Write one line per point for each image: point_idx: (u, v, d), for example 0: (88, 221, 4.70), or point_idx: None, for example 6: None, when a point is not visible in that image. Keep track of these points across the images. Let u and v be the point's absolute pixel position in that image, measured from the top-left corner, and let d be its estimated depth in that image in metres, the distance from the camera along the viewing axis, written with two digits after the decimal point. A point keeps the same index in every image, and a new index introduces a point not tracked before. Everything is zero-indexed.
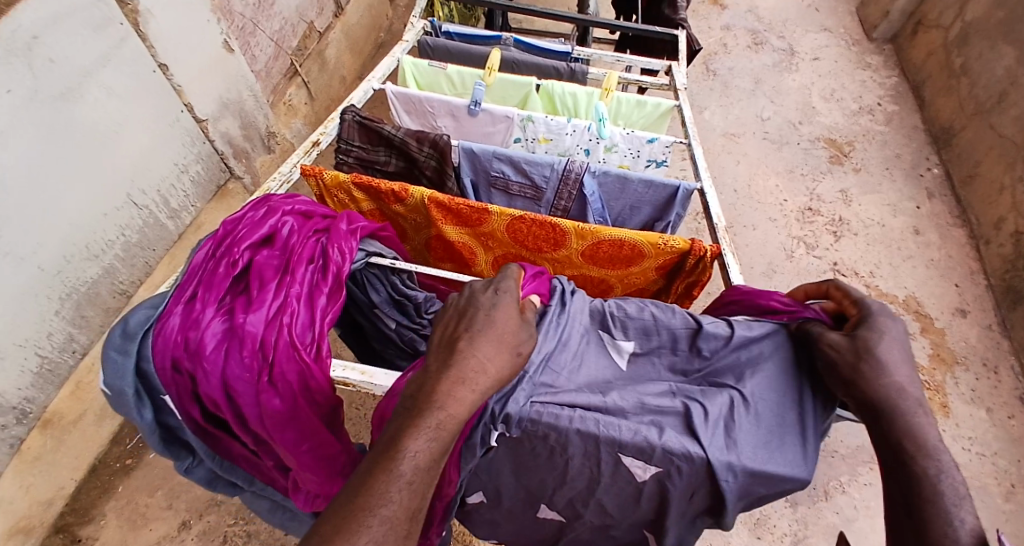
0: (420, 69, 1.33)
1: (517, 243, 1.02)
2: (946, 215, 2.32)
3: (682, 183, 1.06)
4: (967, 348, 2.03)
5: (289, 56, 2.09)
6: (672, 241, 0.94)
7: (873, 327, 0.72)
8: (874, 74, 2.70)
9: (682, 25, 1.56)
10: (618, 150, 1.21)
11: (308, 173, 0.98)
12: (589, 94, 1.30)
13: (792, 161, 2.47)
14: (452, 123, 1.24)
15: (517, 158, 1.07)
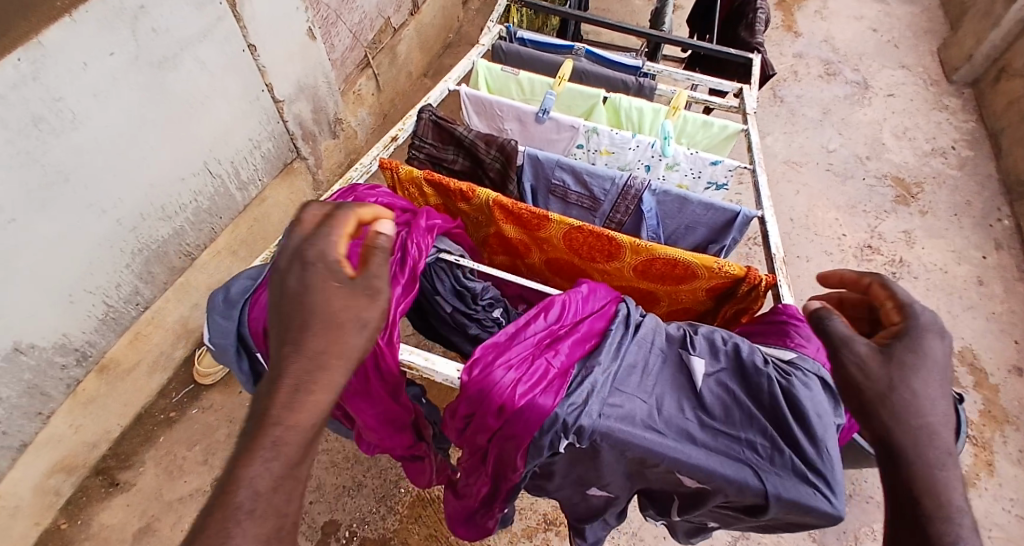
0: (494, 73, 1.36)
1: (572, 251, 1.02)
2: (1015, 269, 2.20)
3: (742, 208, 1.04)
4: (1022, 409, 1.92)
5: (365, 48, 2.17)
6: (728, 266, 0.91)
7: (914, 352, 0.70)
8: (950, 117, 2.60)
9: (758, 49, 1.55)
10: (679, 169, 1.20)
11: (384, 166, 1.01)
12: (655, 111, 1.30)
13: (855, 197, 2.41)
14: (518, 128, 1.27)
15: (579, 169, 1.07)
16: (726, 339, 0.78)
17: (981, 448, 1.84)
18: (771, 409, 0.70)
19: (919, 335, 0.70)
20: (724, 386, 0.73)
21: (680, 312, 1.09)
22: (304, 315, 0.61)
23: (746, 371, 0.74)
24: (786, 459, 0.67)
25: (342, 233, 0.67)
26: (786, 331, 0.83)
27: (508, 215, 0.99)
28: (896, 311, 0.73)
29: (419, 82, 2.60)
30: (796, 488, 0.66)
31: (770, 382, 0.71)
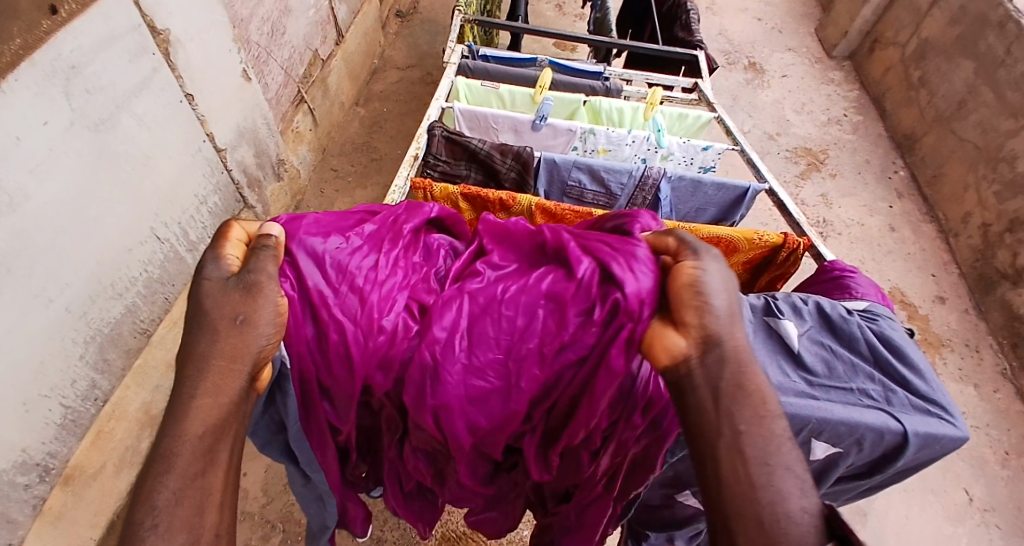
0: (473, 89, 1.32)
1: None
2: (917, 213, 2.51)
3: (752, 183, 1.09)
4: (951, 332, 2.19)
5: (296, 83, 2.07)
6: (766, 236, 0.98)
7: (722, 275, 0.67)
8: (837, 89, 2.95)
9: (700, 45, 1.65)
10: (674, 158, 1.23)
11: (417, 187, 0.95)
12: (634, 109, 1.32)
13: (775, 170, 2.65)
14: (513, 138, 1.23)
15: (597, 166, 1.06)
16: (803, 300, 0.83)
17: None
18: (871, 355, 0.77)
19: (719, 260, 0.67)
20: (818, 341, 0.78)
21: None
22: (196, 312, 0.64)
23: (835, 325, 0.79)
24: (901, 398, 0.75)
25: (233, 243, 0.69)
26: (846, 283, 0.89)
27: (551, 219, 0.97)
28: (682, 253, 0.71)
29: (350, 112, 2.52)
30: (925, 421, 0.73)
31: (863, 331, 0.78)
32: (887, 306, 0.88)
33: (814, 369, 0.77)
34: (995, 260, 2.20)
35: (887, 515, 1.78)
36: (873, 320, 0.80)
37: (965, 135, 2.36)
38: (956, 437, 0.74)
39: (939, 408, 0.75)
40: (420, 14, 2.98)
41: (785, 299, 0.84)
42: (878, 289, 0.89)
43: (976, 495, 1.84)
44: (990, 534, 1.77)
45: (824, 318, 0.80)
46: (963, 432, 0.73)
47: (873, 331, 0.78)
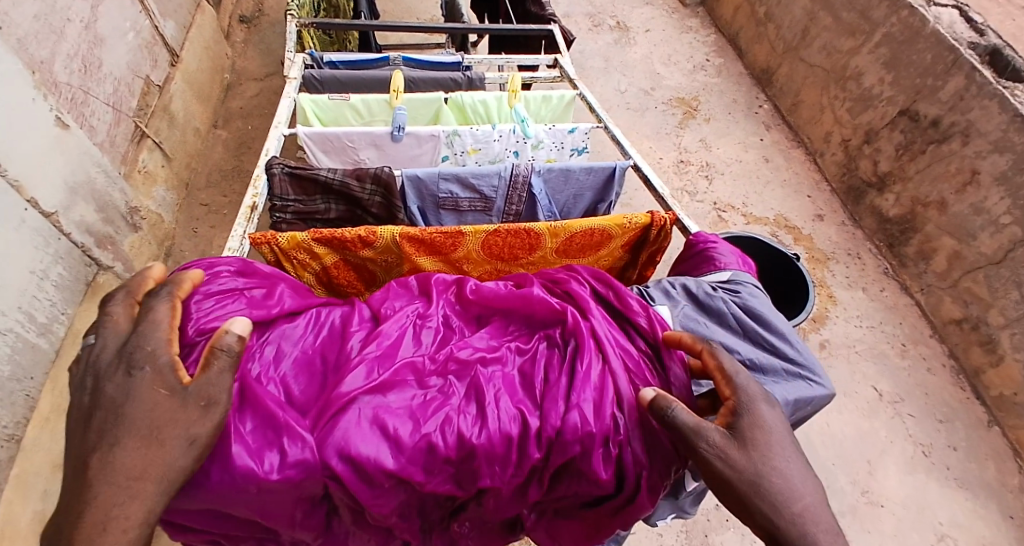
0: (321, 105, 1.20)
1: (493, 259, 0.97)
2: (786, 141, 2.64)
3: (618, 161, 1.08)
4: (833, 245, 2.26)
5: (131, 118, 1.84)
6: (635, 218, 0.96)
7: (759, 431, 0.65)
8: (696, 36, 3.08)
9: (553, 20, 1.63)
10: (545, 146, 1.19)
11: (260, 242, 0.85)
12: (498, 99, 1.27)
13: (655, 124, 2.71)
14: (376, 153, 1.14)
15: (463, 174, 1.00)
16: (672, 283, 0.84)
17: (821, 286, 2.13)
18: (739, 328, 0.78)
19: (753, 411, 0.66)
20: (690, 320, 0.79)
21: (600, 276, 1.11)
22: (107, 431, 0.58)
23: (702, 302, 0.80)
24: (775, 367, 0.74)
25: (170, 322, 0.64)
26: (711, 255, 0.90)
27: (421, 247, 0.91)
28: (729, 383, 0.68)
29: (210, 137, 2.30)
30: (796, 387, 0.72)
31: (728, 306, 0.79)
32: (750, 269, 0.90)
33: None
34: (858, 170, 2.33)
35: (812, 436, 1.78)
36: (736, 293, 0.81)
37: (813, 61, 2.53)
38: (817, 393, 0.72)
39: (807, 370, 0.74)
40: (267, 17, 2.76)
41: (655, 285, 0.85)
42: (741, 253, 0.91)
43: (884, 390, 1.88)
44: (904, 423, 1.82)
45: (691, 298, 0.81)
46: (829, 391, 0.74)
47: (738, 305, 0.79)
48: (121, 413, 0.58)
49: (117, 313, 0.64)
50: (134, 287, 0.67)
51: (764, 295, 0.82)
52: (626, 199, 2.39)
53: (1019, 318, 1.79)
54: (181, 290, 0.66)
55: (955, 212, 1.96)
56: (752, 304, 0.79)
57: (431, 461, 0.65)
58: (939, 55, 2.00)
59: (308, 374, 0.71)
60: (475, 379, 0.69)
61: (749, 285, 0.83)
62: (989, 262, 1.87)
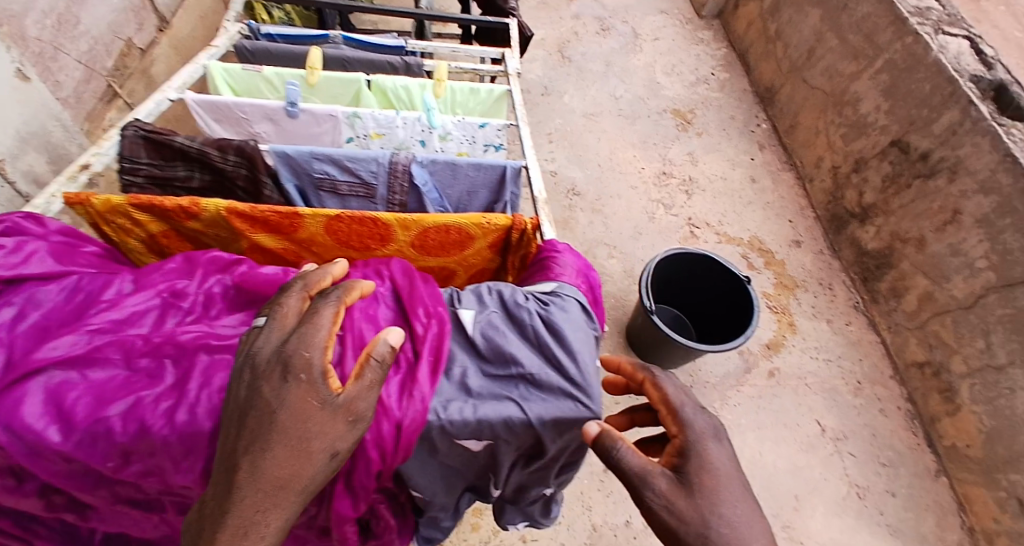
0: (234, 74, 1.21)
1: (341, 243, 1.02)
2: (777, 162, 2.48)
3: (508, 162, 1.04)
4: (805, 273, 2.10)
5: (104, 77, 1.92)
6: (494, 219, 0.99)
7: (701, 470, 0.79)
8: (706, 48, 3.00)
9: (512, 13, 1.62)
10: (453, 138, 1.16)
11: (76, 201, 0.93)
12: (422, 86, 1.24)
13: (645, 133, 2.63)
14: (272, 128, 1.13)
15: (338, 156, 0.99)
16: (493, 290, 0.89)
17: (781, 313, 1.98)
18: (534, 339, 0.82)
19: (695, 443, 0.80)
20: (492, 325, 0.84)
21: (477, 276, 1.14)
22: (259, 435, 0.68)
23: (512, 310, 0.85)
24: (547, 384, 0.79)
25: (331, 326, 0.73)
26: (552, 263, 0.95)
27: (252, 224, 0.97)
28: (675, 419, 0.83)
29: None
30: (558, 407, 0.79)
31: (531, 317, 0.84)
32: (586, 283, 0.94)
33: (481, 354, 0.82)
34: (844, 200, 2.17)
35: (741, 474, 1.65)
36: (546, 305, 0.86)
37: (815, 82, 2.37)
38: (574, 415, 0.79)
39: (580, 392, 0.80)
40: None
41: (476, 289, 0.91)
42: (581, 267, 0.95)
43: (828, 425, 1.75)
44: (842, 462, 1.70)
45: (502, 306, 0.86)
46: (596, 415, 0.80)
47: (539, 317, 0.84)
48: (274, 418, 0.68)
49: (290, 306, 0.76)
50: (311, 283, 0.79)
51: (579, 312, 0.87)
52: (598, 204, 2.36)
53: (981, 368, 1.66)
54: (348, 296, 0.77)
55: (933, 252, 1.81)
56: (556, 318, 0.84)
57: (98, 446, 0.73)
58: (938, 85, 1.83)
59: (40, 337, 0.80)
60: (179, 366, 0.78)
61: (568, 301, 0.88)
62: (959, 307, 1.73)
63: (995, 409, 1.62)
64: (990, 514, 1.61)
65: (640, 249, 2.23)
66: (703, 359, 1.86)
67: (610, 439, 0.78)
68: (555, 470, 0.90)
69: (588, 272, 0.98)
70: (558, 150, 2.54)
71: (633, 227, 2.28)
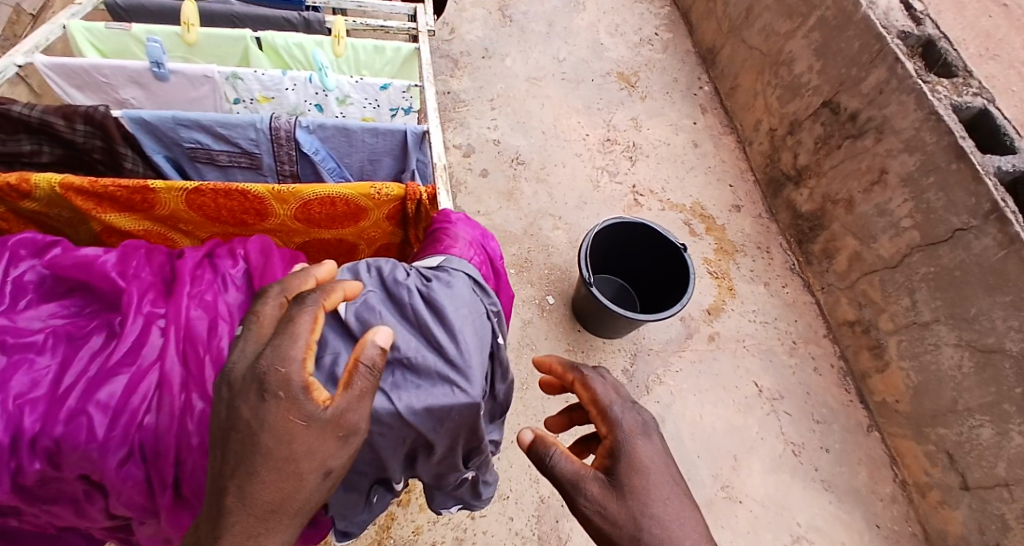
0: (97, 34, 1.14)
1: (214, 217, 1.01)
2: (718, 126, 2.48)
3: (408, 126, 1.00)
4: (744, 237, 2.14)
5: None
6: (385, 189, 0.99)
7: (630, 466, 0.86)
8: (650, 6, 2.92)
9: None
10: (353, 101, 1.10)
11: None
12: (318, 45, 1.15)
13: (589, 98, 2.55)
14: (140, 93, 1.08)
15: (206, 122, 0.94)
16: (376, 267, 0.86)
17: (721, 278, 2.02)
18: (412, 318, 0.80)
19: (623, 437, 0.88)
20: (369, 304, 0.81)
21: (382, 248, 1.14)
22: (243, 459, 0.65)
23: (391, 288, 0.83)
24: (421, 368, 0.77)
25: (311, 335, 0.68)
26: (446, 238, 0.93)
27: (98, 201, 0.95)
28: (605, 418, 0.91)
29: None
30: (432, 394, 0.76)
31: (410, 295, 0.81)
32: (477, 258, 0.94)
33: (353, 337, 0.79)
34: (780, 162, 2.20)
35: (683, 439, 1.71)
36: (428, 281, 0.83)
37: (753, 42, 2.36)
38: (446, 401, 0.76)
39: (456, 374, 0.77)
40: None
41: (355, 267, 0.88)
42: (474, 243, 0.94)
43: (765, 386, 1.82)
44: (779, 421, 1.77)
45: (381, 284, 0.84)
46: (474, 398, 0.77)
47: (418, 294, 0.81)
48: (256, 440, 0.65)
49: (266, 317, 0.72)
50: (289, 289, 0.75)
51: (465, 287, 0.85)
52: (543, 173, 2.32)
53: (907, 325, 1.74)
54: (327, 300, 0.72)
55: (861, 213, 1.86)
56: (436, 295, 0.81)
57: None
58: (867, 44, 1.85)
59: None
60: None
61: (454, 277, 0.85)
62: (885, 267, 1.79)
63: (921, 364, 1.71)
64: (920, 466, 1.72)
65: (584, 219, 2.22)
66: (646, 327, 1.90)
67: (542, 446, 0.88)
68: (462, 454, 0.90)
69: (483, 242, 0.99)
70: (501, 118, 2.45)
71: (577, 197, 2.26)
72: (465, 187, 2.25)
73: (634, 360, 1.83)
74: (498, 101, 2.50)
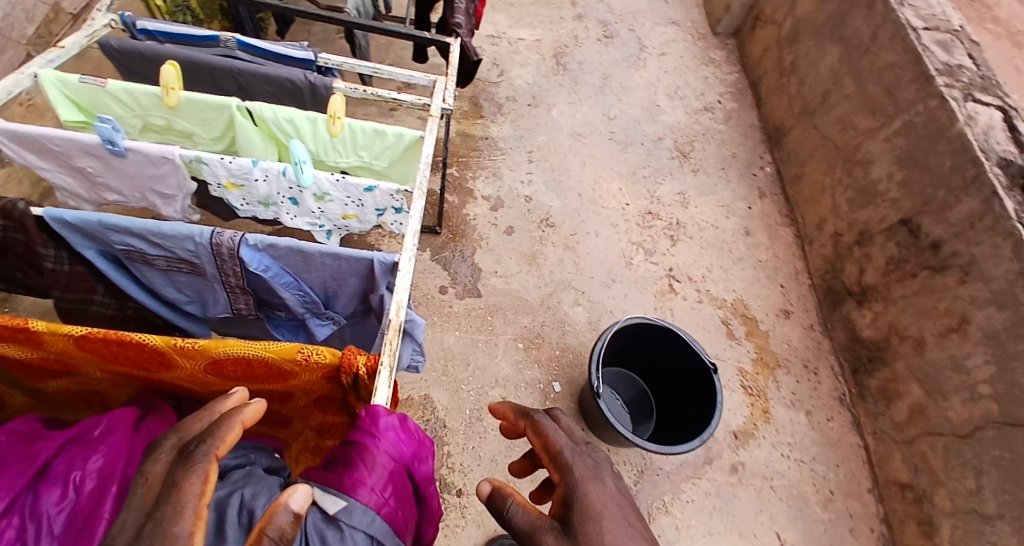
0: (72, 87, 1.05)
1: (109, 361, 0.83)
2: (776, 215, 2.25)
3: (374, 254, 0.89)
4: (789, 350, 1.90)
5: (23, 43, 1.70)
6: (313, 354, 0.80)
7: (583, 513, 0.69)
8: (716, 70, 2.72)
9: (455, 33, 1.42)
10: (333, 199, 1.02)
11: None
12: (311, 121, 1.05)
13: (635, 163, 2.36)
14: (97, 163, 1.01)
15: (140, 231, 0.85)
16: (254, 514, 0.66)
17: (756, 396, 1.78)
18: None
19: (574, 481, 0.73)
20: None
21: (324, 402, 0.93)
22: None
23: None
24: None
25: (200, 505, 0.58)
26: (365, 460, 0.68)
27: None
28: (555, 465, 0.76)
29: None
30: None
31: None
32: (398, 499, 0.69)
33: None
34: (842, 273, 1.96)
35: None
36: None
37: (826, 132, 2.13)
38: None
39: None
40: None
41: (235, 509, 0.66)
42: (393, 479, 0.69)
43: (790, 541, 1.57)
44: None
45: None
46: None
47: None
48: None
49: (157, 475, 0.61)
50: (184, 435, 0.65)
51: None
52: (573, 240, 2.13)
53: (967, 512, 1.48)
54: (222, 446, 0.64)
55: (931, 359, 1.62)
56: None
57: None
58: (959, 165, 1.61)
59: None
60: None
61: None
62: (954, 434, 1.53)
63: None
64: None
65: (610, 299, 2.00)
66: None
67: (498, 498, 0.71)
68: None
69: (410, 467, 0.74)
70: (540, 172, 2.28)
71: (606, 273, 2.05)
72: (486, 244, 2.08)
73: (640, 478, 1.59)
74: (540, 154, 2.33)
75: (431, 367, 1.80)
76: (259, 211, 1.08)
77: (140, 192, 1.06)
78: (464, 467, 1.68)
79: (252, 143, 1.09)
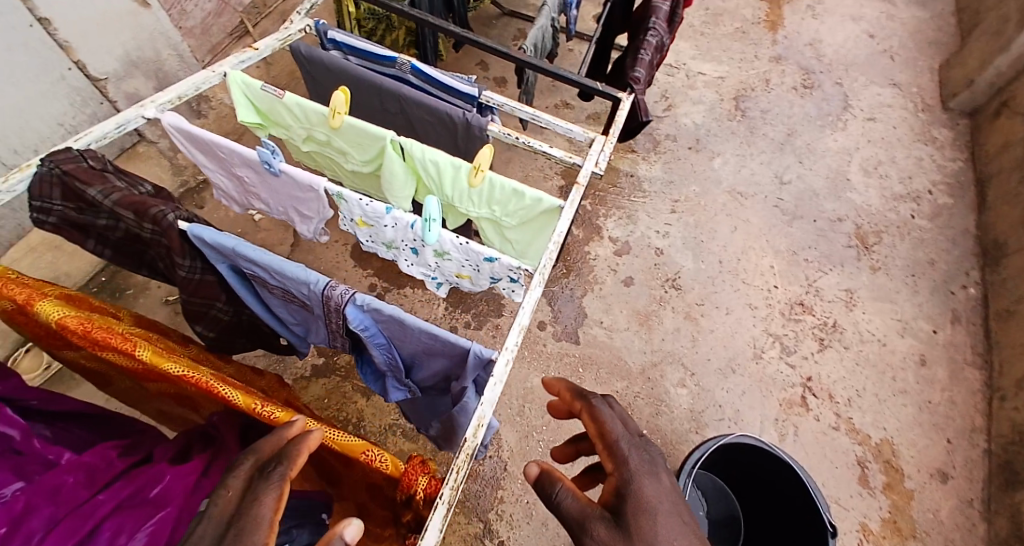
0: (254, 91, 1.07)
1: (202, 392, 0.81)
2: (966, 349, 1.83)
3: (472, 346, 0.79)
4: (933, 523, 1.57)
5: (238, 12, 1.79)
6: (378, 458, 0.73)
7: (637, 506, 0.59)
8: (936, 152, 2.26)
9: (632, 88, 1.26)
10: (452, 258, 0.94)
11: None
12: (455, 167, 0.98)
13: (798, 241, 2.05)
14: (253, 175, 1.01)
15: (265, 263, 0.82)
16: None
17: None
18: None
19: (633, 478, 0.60)
20: None
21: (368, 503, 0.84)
22: None
23: None
24: None
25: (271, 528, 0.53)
26: None
27: (95, 343, 0.80)
28: (609, 452, 0.64)
29: None
30: None
31: None
32: None
33: None
34: None
35: None
36: None
37: None
38: None
39: None
40: None
41: None
42: None
43: None
44: None
45: None
46: None
47: None
48: None
49: (237, 488, 0.55)
50: (263, 456, 0.59)
51: None
52: (698, 311, 1.90)
53: None
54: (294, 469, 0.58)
55: None
56: None
57: None
58: None
59: None
60: None
61: None
62: None
63: None
64: None
65: (723, 390, 1.76)
66: None
67: (546, 482, 0.62)
68: None
69: None
70: (687, 226, 2.07)
71: (726, 360, 1.81)
72: (600, 288, 1.93)
73: None
74: (693, 208, 2.11)
75: (508, 402, 1.72)
76: (380, 251, 1.04)
77: (284, 208, 1.07)
78: (513, 518, 1.57)
79: (397, 175, 1.04)
